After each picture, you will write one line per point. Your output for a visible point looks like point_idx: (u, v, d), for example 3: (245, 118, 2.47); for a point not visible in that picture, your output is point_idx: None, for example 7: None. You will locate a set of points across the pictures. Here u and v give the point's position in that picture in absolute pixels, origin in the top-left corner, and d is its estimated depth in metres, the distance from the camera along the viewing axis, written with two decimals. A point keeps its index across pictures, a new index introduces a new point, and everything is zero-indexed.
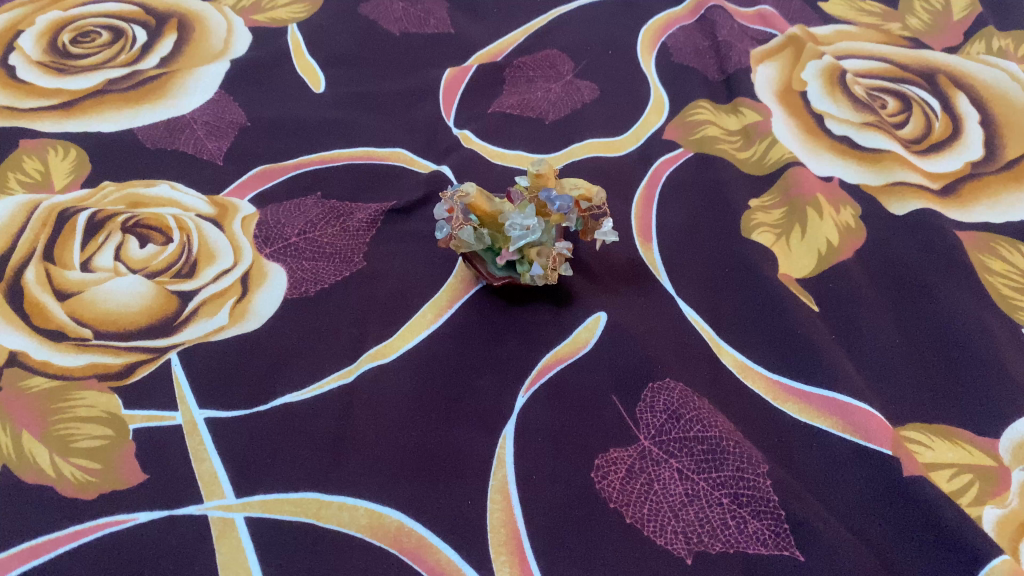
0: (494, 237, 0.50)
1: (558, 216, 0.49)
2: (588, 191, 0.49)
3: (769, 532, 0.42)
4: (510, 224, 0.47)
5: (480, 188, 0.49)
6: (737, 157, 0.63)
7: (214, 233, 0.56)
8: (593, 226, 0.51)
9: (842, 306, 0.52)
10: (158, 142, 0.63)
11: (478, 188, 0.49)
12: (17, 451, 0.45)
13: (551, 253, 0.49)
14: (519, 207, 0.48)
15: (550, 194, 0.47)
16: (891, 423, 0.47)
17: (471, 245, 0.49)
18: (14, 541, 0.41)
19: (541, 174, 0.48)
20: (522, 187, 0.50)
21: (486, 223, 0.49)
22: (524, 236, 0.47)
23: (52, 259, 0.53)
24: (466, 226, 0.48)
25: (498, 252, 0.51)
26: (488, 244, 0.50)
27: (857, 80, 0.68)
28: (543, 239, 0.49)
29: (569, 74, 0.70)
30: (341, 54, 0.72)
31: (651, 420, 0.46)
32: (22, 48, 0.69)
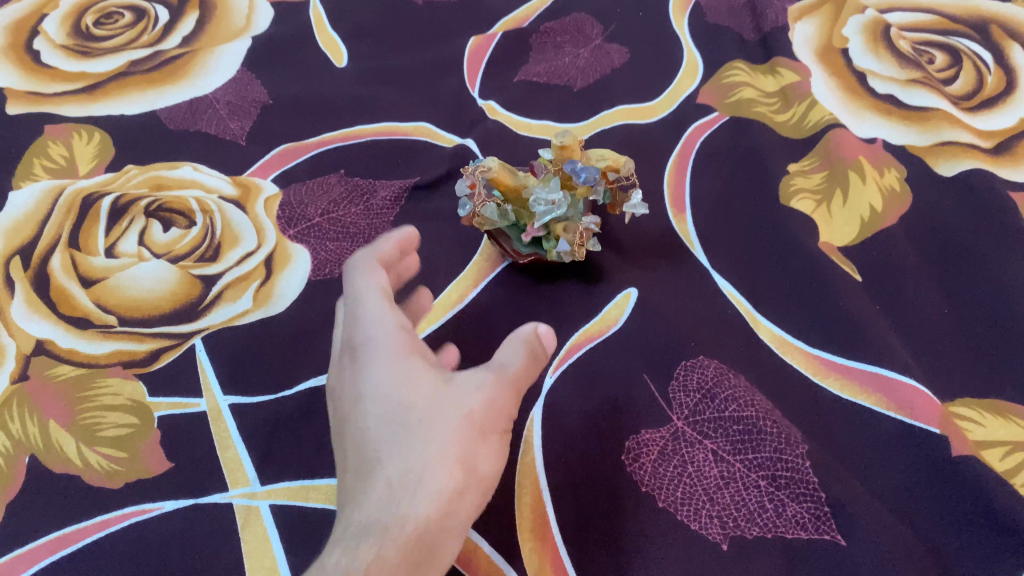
0: (519, 213, 0.48)
1: (584, 189, 0.46)
2: (615, 161, 0.47)
3: (809, 515, 0.40)
4: (533, 200, 0.45)
5: (502, 161, 0.46)
6: (775, 121, 0.60)
7: (237, 215, 0.55)
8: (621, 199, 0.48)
9: (888, 275, 0.50)
10: (181, 123, 0.62)
11: (501, 160, 0.46)
12: (44, 440, 0.44)
13: (578, 229, 0.47)
14: (543, 180, 0.46)
15: (575, 166, 0.45)
16: (940, 399, 0.44)
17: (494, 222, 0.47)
18: (42, 532, 0.41)
19: (565, 146, 0.45)
20: (546, 160, 0.47)
21: (510, 199, 0.47)
22: (549, 211, 0.44)
23: (77, 246, 0.53)
24: (488, 204, 0.46)
25: (523, 228, 0.49)
26: (512, 220, 0.48)
27: (902, 34, 0.65)
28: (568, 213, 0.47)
29: (598, 38, 0.68)
30: (364, 27, 0.70)
31: (685, 399, 0.45)
32: (46, 32, 0.69)
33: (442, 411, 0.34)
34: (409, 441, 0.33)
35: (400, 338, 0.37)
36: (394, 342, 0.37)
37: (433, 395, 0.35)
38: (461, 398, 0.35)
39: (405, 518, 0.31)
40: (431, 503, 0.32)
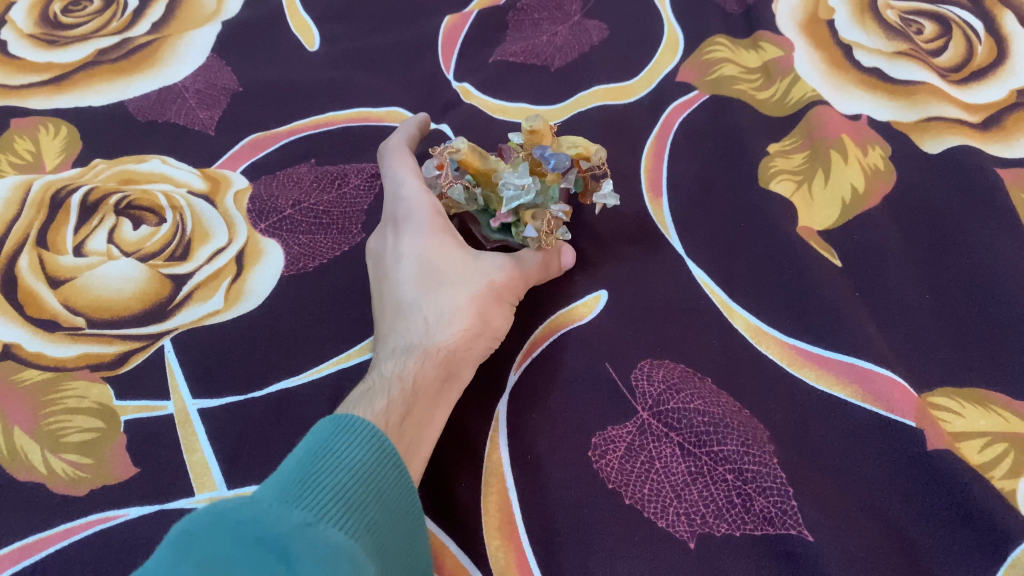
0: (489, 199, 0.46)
1: (554, 175, 0.43)
2: (586, 149, 0.45)
3: (776, 510, 0.40)
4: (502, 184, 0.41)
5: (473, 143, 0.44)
6: (756, 98, 0.58)
7: (208, 209, 0.54)
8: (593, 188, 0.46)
9: (868, 260, 0.49)
10: (149, 114, 0.61)
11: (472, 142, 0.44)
12: (9, 447, 0.44)
13: (546, 217, 0.44)
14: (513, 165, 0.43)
15: (545, 151, 0.42)
16: (917, 390, 0.43)
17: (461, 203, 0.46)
18: (7, 541, 0.41)
19: (535, 130, 0.42)
20: (516, 145, 0.45)
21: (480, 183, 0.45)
22: (517, 196, 0.41)
23: (45, 245, 0.52)
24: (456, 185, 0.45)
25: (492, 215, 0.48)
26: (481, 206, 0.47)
27: (888, 4, 0.63)
28: (537, 200, 0.44)
29: (577, 14, 0.66)
30: (337, 7, 0.68)
31: (648, 389, 0.44)
32: (14, 21, 0.67)
33: (471, 279, 0.44)
34: (444, 291, 0.43)
35: (434, 217, 0.45)
36: (430, 221, 0.44)
37: (462, 264, 0.44)
38: (488, 269, 0.44)
39: (437, 344, 0.41)
40: (457, 337, 0.42)
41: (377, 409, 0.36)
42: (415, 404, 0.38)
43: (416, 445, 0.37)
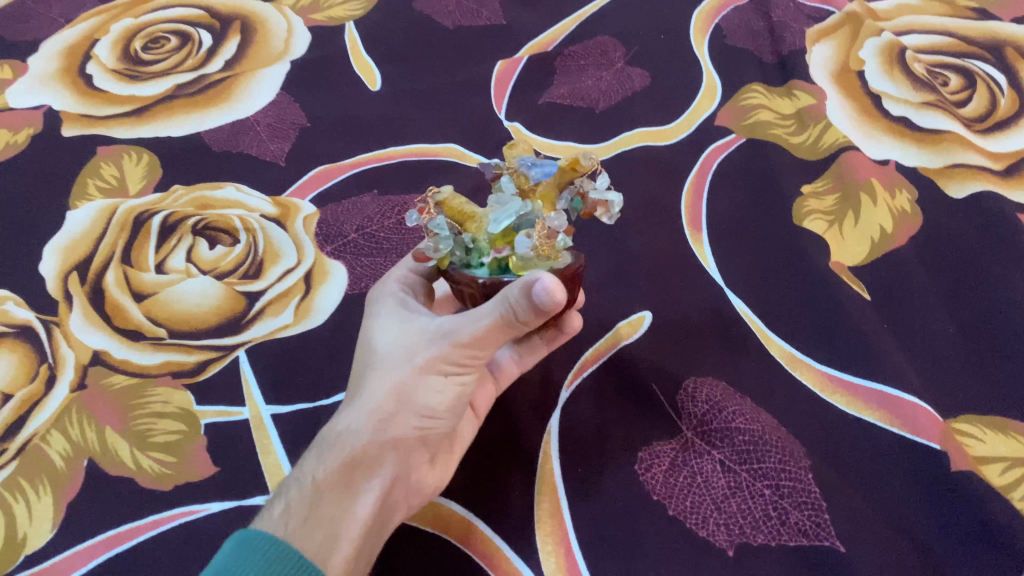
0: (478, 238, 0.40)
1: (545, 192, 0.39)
2: None
3: (811, 523, 0.42)
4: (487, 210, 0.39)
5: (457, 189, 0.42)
6: (790, 142, 0.62)
7: (279, 233, 0.59)
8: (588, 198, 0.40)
9: (895, 295, 0.52)
10: (224, 144, 0.66)
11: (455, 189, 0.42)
12: (100, 444, 0.48)
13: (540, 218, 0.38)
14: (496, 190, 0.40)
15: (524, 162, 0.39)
16: (942, 415, 0.46)
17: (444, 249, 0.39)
18: (97, 531, 0.44)
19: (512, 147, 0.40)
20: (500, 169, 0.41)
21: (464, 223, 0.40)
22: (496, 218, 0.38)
23: (130, 263, 0.57)
24: (435, 219, 0.39)
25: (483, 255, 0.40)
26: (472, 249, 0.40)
27: (916, 57, 0.67)
28: None
29: (620, 61, 0.71)
30: (397, 53, 0.74)
31: (693, 410, 0.47)
32: (98, 57, 0.74)
33: (399, 356, 0.42)
34: (371, 375, 0.42)
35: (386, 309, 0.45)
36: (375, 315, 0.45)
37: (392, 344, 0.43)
38: (418, 341, 0.42)
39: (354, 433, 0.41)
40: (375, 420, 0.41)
41: (275, 515, 0.38)
42: (318, 501, 0.39)
43: (331, 539, 0.38)
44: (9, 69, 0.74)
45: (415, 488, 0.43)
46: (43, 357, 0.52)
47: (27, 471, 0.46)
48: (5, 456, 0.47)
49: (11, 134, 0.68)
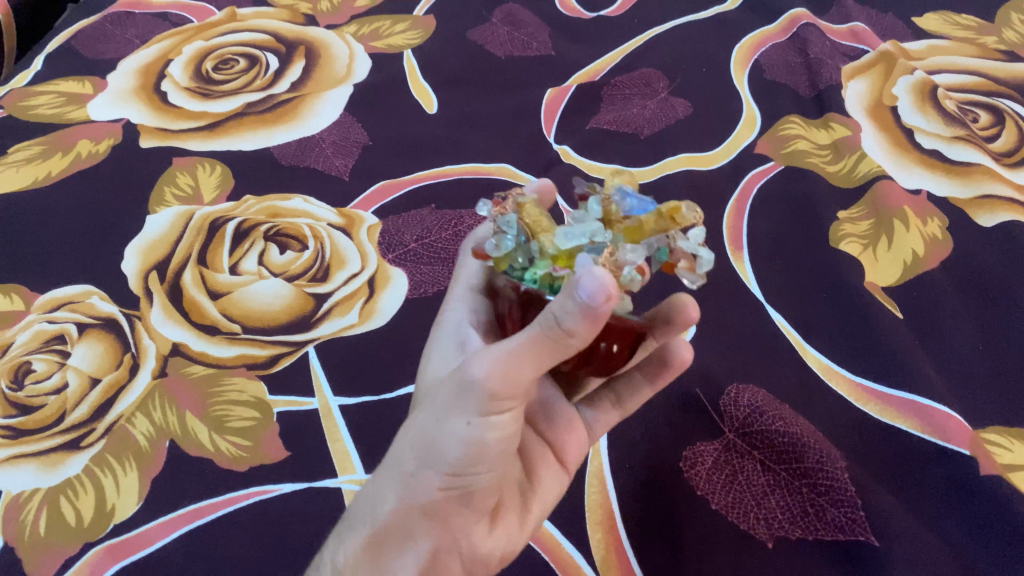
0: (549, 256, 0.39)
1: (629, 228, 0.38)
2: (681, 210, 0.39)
3: (846, 519, 0.45)
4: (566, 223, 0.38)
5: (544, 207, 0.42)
6: (827, 171, 0.66)
7: (345, 241, 0.63)
8: (676, 251, 0.38)
9: (926, 314, 0.55)
10: (291, 159, 0.71)
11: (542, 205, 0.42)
12: (181, 427, 0.52)
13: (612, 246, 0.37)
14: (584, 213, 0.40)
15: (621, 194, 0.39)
16: (971, 425, 0.49)
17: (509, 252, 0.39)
18: (181, 504, 0.48)
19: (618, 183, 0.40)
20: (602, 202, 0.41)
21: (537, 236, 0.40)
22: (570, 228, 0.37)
23: (205, 264, 0.61)
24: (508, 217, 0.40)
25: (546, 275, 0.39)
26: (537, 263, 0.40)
27: (948, 94, 0.71)
28: None
29: (664, 91, 0.75)
30: (452, 78, 0.79)
31: (734, 413, 0.50)
32: (173, 76, 0.79)
33: (422, 416, 0.38)
34: (399, 442, 0.39)
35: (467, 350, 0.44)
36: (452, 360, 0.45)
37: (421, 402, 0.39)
38: (440, 389, 0.38)
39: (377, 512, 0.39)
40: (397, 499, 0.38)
41: None
42: None
43: None
44: (90, 85, 0.79)
45: (472, 556, 0.41)
46: (126, 348, 0.56)
47: (115, 449, 0.50)
48: (94, 435, 0.51)
49: (92, 144, 0.73)
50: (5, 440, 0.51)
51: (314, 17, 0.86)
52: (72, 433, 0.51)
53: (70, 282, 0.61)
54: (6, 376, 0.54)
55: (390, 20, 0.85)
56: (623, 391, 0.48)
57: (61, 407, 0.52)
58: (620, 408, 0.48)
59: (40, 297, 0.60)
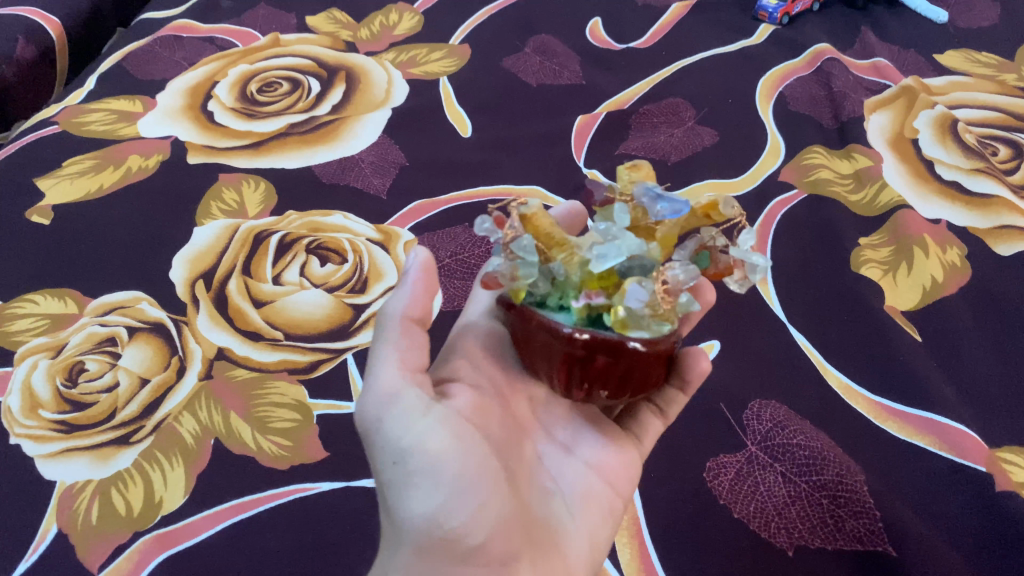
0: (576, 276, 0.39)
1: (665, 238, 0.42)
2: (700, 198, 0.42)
3: (865, 530, 0.47)
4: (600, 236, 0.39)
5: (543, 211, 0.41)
6: (849, 199, 0.68)
7: (382, 255, 0.66)
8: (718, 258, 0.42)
9: (945, 338, 0.57)
10: (332, 178, 0.74)
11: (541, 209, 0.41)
12: (226, 426, 0.54)
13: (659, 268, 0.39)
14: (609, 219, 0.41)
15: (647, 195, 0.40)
16: (987, 444, 0.51)
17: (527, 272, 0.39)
18: (225, 498, 0.51)
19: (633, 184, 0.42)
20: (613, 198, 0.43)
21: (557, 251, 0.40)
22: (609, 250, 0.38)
23: (250, 274, 0.64)
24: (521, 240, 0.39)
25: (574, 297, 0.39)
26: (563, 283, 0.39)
27: (968, 129, 0.73)
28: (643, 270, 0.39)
29: (691, 120, 0.77)
30: (486, 104, 0.82)
31: (757, 426, 0.52)
32: (219, 97, 0.82)
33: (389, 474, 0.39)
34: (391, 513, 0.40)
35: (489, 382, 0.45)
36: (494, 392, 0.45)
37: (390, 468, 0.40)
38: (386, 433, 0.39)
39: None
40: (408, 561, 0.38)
41: None
42: None
43: None
44: (140, 104, 0.82)
45: None
46: (174, 350, 0.58)
47: (162, 445, 0.53)
48: (143, 432, 0.53)
49: (142, 158, 0.75)
50: (59, 434, 0.53)
51: (354, 44, 0.90)
52: (122, 430, 0.54)
53: (120, 287, 0.64)
54: (61, 373, 0.57)
55: (428, 48, 0.89)
56: (662, 402, 0.50)
57: (113, 405, 0.55)
58: (663, 417, 0.50)
59: (91, 300, 0.62)
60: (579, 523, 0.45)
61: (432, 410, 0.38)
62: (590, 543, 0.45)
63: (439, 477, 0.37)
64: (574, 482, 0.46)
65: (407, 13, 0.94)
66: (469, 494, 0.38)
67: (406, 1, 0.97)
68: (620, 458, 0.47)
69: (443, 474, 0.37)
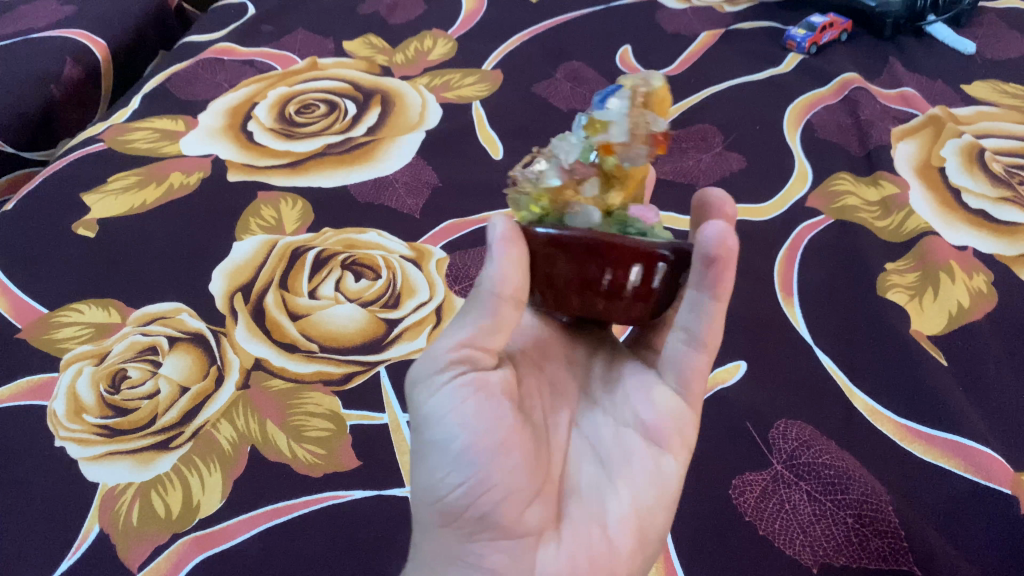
0: None
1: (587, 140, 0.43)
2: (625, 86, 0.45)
3: (890, 550, 0.47)
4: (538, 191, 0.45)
5: None
6: (876, 225, 0.69)
7: (415, 272, 0.68)
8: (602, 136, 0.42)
9: (970, 362, 0.58)
10: (368, 197, 0.75)
11: None
12: (262, 434, 0.56)
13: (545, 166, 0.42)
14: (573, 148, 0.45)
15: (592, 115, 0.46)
16: (1013, 468, 0.51)
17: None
18: (261, 504, 0.52)
19: None
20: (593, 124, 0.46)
21: None
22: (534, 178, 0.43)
23: (286, 288, 0.66)
24: None
25: None
26: None
27: (994, 158, 0.74)
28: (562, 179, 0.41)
29: (719, 145, 0.79)
30: (517, 128, 0.84)
31: (783, 445, 0.53)
32: (258, 117, 0.84)
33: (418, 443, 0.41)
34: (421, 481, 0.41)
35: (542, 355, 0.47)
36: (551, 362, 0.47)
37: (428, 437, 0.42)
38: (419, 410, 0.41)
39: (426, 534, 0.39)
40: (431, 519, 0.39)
41: None
42: None
43: None
44: (183, 123, 0.85)
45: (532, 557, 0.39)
46: (212, 359, 0.60)
47: (200, 451, 0.54)
48: (182, 438, 0.55)
49: (184, 176, 0.78)
50: (101, 438, 0.55)
51: (390, 69, 0.92)
52: (162, 435, 0.55)
53: (162, 299, 0.65)
54: (104, 380, 0.58)
55: (461, 73, 0.91)
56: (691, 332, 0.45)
57: (153, 411, 0.57)
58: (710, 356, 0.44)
59: (134, 312, 0.64)
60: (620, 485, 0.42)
61: (454, 377, 0.39)
62: (631, 507, 0.41)
63: (450, 445, 0.38)
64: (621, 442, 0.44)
65: (442, 40, 0.97)
66: (488, 461, 0.38)
67: (440, 27, 0.99)
68: (671, 416, 0.43)
69: (456, 442, 0.38)
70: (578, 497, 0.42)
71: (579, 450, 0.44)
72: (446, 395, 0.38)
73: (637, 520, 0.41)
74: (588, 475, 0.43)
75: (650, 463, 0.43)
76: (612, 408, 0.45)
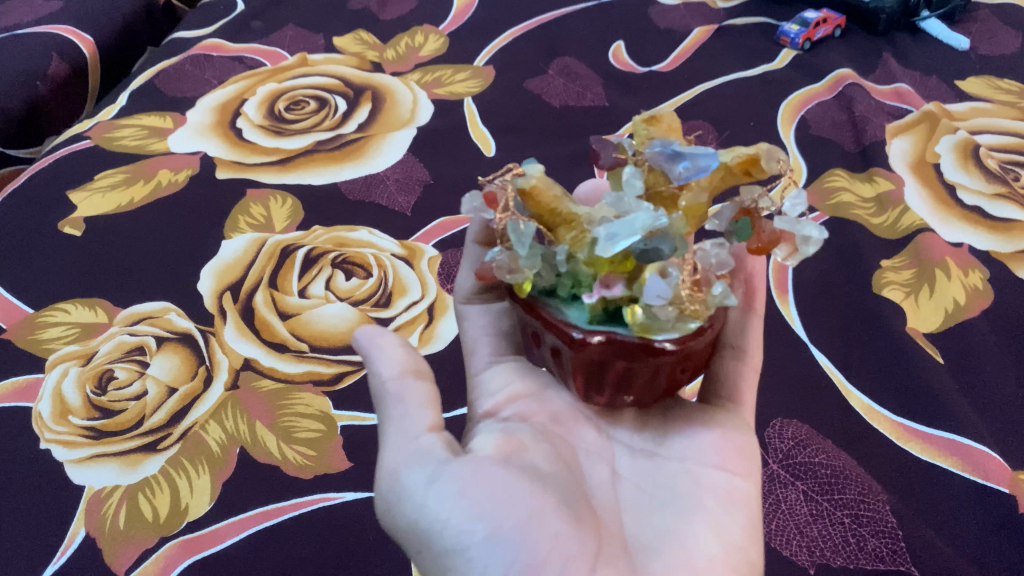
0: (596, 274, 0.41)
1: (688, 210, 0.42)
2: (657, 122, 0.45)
3: (888, 550, 0.47)
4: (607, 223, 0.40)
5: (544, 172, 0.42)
6: (871, 222, 0.68)
7: (407, 271, 0.67)
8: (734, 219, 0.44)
9: (967, 360, 0.57)
10: (358, 194, 0.75)
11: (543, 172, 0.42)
12: (252, 435, 0.55)
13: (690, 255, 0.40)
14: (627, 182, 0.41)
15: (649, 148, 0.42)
16: (1010, 467, 0.51)
17: (523, 262, 0.40)
18: (250, 507, 0.51)
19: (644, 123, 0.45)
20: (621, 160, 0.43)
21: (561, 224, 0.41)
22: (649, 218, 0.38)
23: (276, 287, 0.65)
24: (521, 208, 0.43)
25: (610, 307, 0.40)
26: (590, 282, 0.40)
27: (990, 154, 0.74)
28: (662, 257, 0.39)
29: (713, 142, 0.78)
30: (509, 124, 0.83)
31: (779, 445, 0.52)
32: (247, 114, 0.83)
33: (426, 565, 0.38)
34: None
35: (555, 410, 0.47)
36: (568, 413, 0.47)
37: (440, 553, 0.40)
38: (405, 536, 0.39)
39: None
40: None
41: None
42: None
43: None
44: (171, 120, 0.84)
45: None
46: (201, 360, 0.59)
47: (189, 453, 0.54)
48: (170, 439, 0.54)
49: (172, 173, 0.77)
50: (87, 440, 0.54)
51: (381, 65, 0.91)
52: (149, 437, 0.54)
53: (150, 298, 0.64)
54: (91, 381, 0.57)
55: (453, 69, 0.90)
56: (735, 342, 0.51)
57: (141, 412, 0.56)
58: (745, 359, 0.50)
59: (122, 311, 0.63)
60: (696, 524, 0.42)
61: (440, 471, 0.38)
62: (720, 545, 0.41)
63: (475, 539, 0.36)
64: (682, 485, 0.44)
65: (433, 35, 0.96)
66: (516, 538, 0.35)
67: (431, 23, 0.98)
68: (727, 447, 0.46)
69: (477, 537, 0.36)
70: (650, 553, 0.41)
71: (626, 506, 0.43)
72: (439, 495, 0.37)
73: (732, 556, 0.41)
74: (653, 530, 0.42)
75: (726, 492, 0.44)
76: (649, 453, 0.46)
